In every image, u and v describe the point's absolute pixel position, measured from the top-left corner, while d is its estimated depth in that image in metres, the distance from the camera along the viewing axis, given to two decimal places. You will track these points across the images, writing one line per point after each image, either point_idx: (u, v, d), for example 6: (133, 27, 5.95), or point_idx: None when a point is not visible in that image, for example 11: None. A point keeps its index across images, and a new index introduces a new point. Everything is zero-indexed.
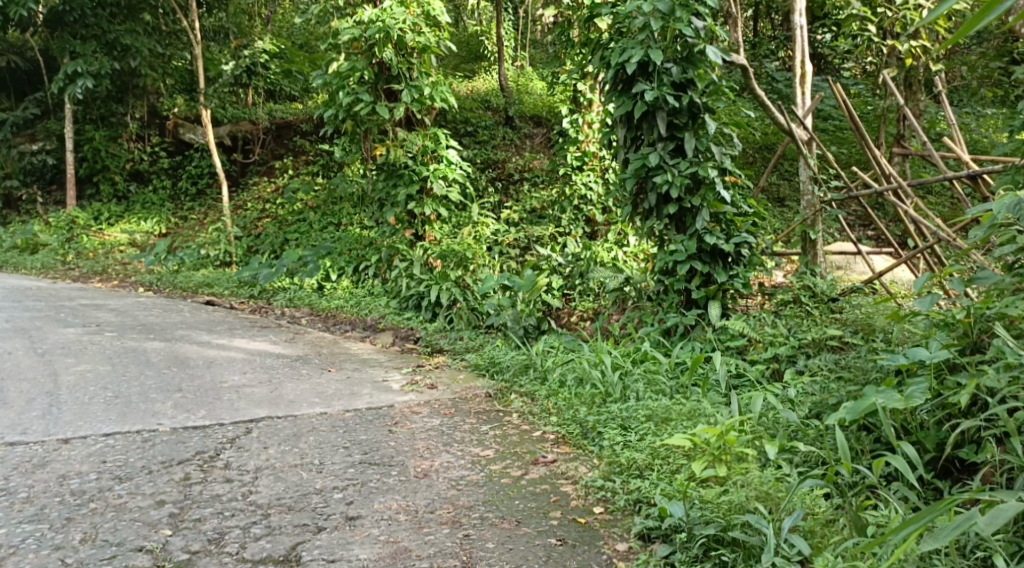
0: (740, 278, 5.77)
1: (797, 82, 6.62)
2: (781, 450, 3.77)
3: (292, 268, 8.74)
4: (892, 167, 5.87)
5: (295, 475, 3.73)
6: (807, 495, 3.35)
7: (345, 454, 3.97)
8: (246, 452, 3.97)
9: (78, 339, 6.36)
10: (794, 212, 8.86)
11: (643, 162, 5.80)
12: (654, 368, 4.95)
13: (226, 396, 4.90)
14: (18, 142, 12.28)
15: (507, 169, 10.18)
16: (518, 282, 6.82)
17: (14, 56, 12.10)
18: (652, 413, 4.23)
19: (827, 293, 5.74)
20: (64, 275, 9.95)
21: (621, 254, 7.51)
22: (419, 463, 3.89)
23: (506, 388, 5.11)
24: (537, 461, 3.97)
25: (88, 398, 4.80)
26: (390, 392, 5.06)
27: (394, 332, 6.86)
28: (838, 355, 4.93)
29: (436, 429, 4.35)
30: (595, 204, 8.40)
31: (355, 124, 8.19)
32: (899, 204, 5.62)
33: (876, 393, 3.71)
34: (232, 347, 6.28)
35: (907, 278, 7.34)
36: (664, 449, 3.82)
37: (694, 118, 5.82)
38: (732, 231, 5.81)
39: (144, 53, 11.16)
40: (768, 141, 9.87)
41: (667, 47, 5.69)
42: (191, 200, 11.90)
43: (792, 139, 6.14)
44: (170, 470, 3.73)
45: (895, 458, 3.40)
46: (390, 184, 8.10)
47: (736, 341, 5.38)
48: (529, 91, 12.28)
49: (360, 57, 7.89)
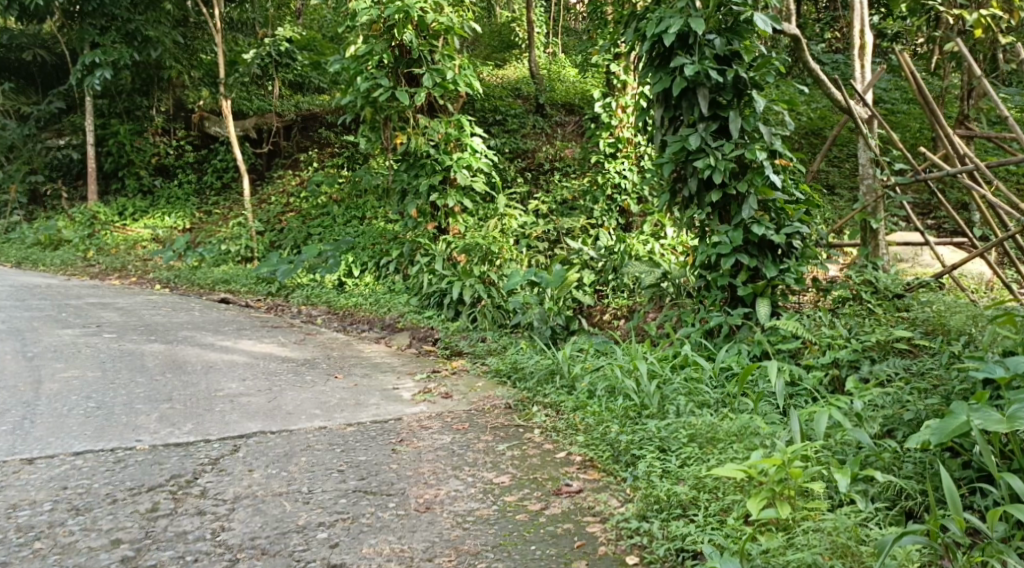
0: (792, 273, 5.17)
1: (855, 54, 5.99)
2: (854, 481, 3.23)
3: (311, 263, 8.25)
4: (965, 147, 5.18)
5: (276, 507, 3.22)
6: (902, 554, 2.78)
7: (339, 480, 3.44)
8: (226, 476, 3.46)
9: (74, 342, 5.90)
10: (847, 201, 8.21)
11: (682, 145, 5.20)
12: (695, 375, 4.40)
13: (218, 407, 4.39)
14: (44, 137, 12.01)
15: (537, 159, 9.62)
16: (546, 278, 6.25)
17: (40, 52, 11.72)
18: (696, 432, 3.66)
19: (891, 289, 5.16)
20: (83, 272, 9.57)
21: (658, 247, 6.86)
22: (421, 492, 3.36)
23: (529, 398, 4.54)
24: (560, 492, 3.42)
25: (66, 410, 4.33)
26: (400, 402, 4.53)
27: (413, 332, 6.35)
28: (909, 361, 4.38)
29: (446, 448, 3.81)
30: (629, 193, 7.81)
31: (375, 111, 7.64)
32: (974, 188, 4.90)
33: (969, 411, 3.20)
34: (236, 350, 5.80)
35: (977, 272, 6.71)
36: (711, 480, 3.27)
37: (740, 95, 5.19)
38: (783, 220, 5.19)
39: (166, 44, 10.87)
40: (816, 126, 9.23)
41: (709, 16, 5.09)
42: (215, 194, 11.47)
43: (851, 117, 5.49)
44: (134, 500, 3.24)
45: (1017, 508, 2.82)
46: (411, 174, 7.53)
47: (789, 343, 4.78)
48: (561, 79, 11.71)
49: (378, 40, 7.31)
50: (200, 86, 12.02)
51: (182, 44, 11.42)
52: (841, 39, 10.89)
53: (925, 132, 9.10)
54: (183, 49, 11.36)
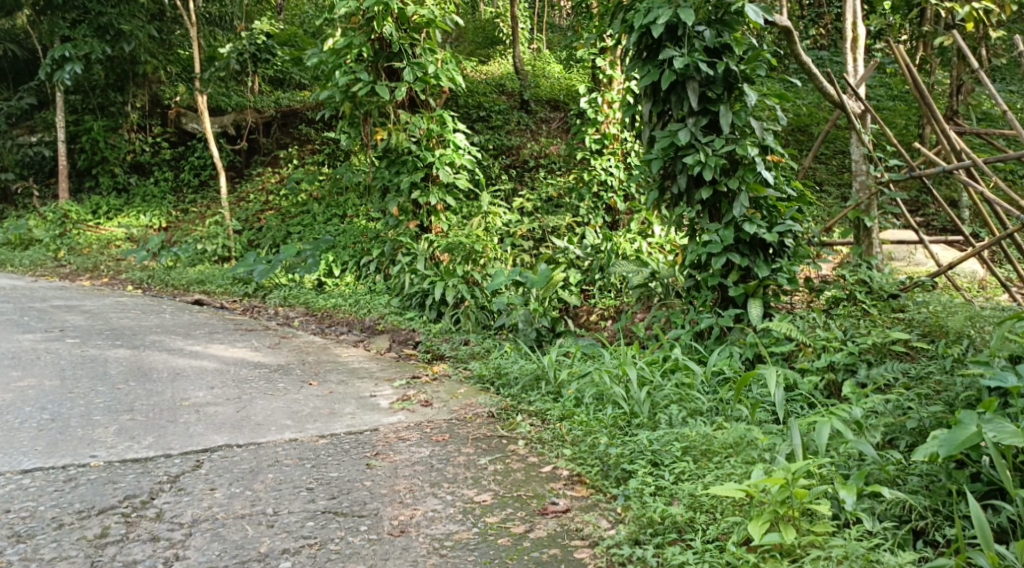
0: (784, 272, 4.97)
1: (848, 47, 5.78)
2: (859, 498, 3.05)
3: (289, 263, 7.96)
4: (962, 141, 4.98)
5: (238, 532, 3.01)
6: None
7: (307, 499, 3.22)
8: (186, 497, 3.24)
9: (35, 348, 5.61)
10: (838, 198, 8.03)
11: (671, 140, 4.97)
12: (686, 381, 4.17)
13: (183, 418, 4.15)
14: (17, 134, 11.66)
15: (522, 156, 9.40)
16: (531, 277, 6.02)
17: (12, 47, 11.35)
18: (690, 446, 3.46)
19: (885, 289, 4.95)
20: (54, 273, 9.27)
21: (645, 245, 6.64)
22: (397, 513, 3.14)
23: (512, 406, 4.31)
24: (546, 511, 3.20)
25: (18, 422, 4.07)
26: (377, 411, 4.29)
27: (392, 335, 6.10)
28: (907, 364, 4.18)
29: (424, 462, 3.57)
30: (616, 190, 7.57)
31: (354, 106, 7.36)
32: (972, 185, 4.67)
33: (979, 421, 3.00)
34: (206, 356, 5.53)
35: (971, 271, 6.54)
36: (707, 499, 3.10)
37: (730, 89, 4.98)
38: (775, 218, 4.98)
39: (140, 38, 10.36)
40: (803, 123, 9.05)
41: (699, 7, 4.87)
42: (193, 192, 11.17)
43: (844, 112, 5.27)
44: (82, 525, 3.04)
45: None
46: (392, 171, 7.25)
47: (782, 346, 4.56)
48: (546, 75, 11.46)
49: (358, 33, 7.01)
50: (177, 81, 11.56)
51: (158, 39, 10.93)
52: (826, 35, 10.71)
53: (913, 129, 8.94)
54: (160, 44, 10.98)
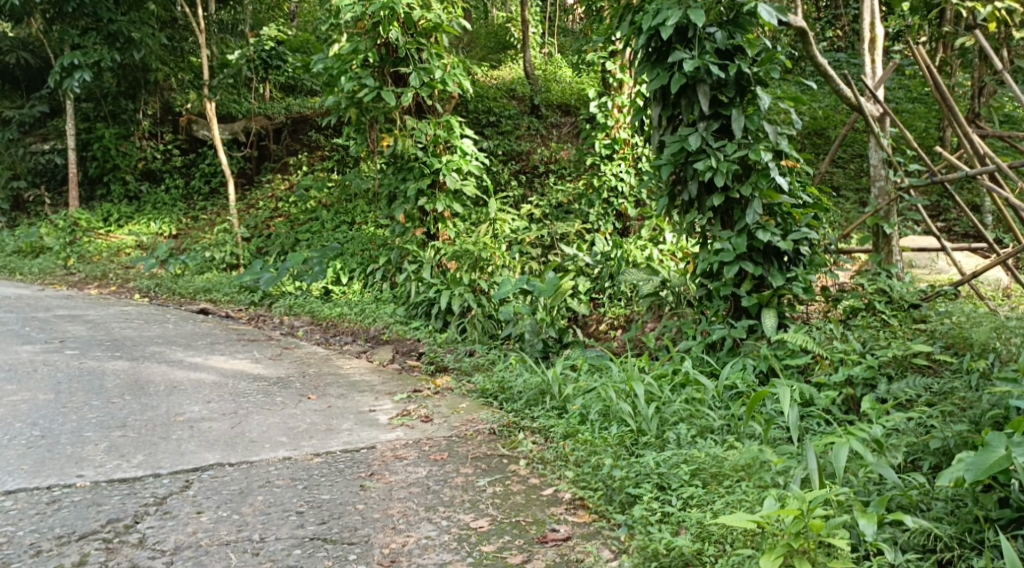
0: (799, 281, 4.78)
1: (866, 48, 5.58)
2: (878, 527, 2.88)
3: (296, 271, 7.82)
4: (984, 145, 4.79)
5: (221, 561, 2.88)
6: None
7: (296, 525, 3.09)
8: (171, 521, 3.11)
9: (34, 360, 5.48)
10: (855, 204, 7.82)
11: (681, 145, 4.80)
12: (697, 397, 4.01)
13: (175, 435, 4.01)
14: (29, 142, 11.60)
15: (532, 161, 9.25)
16: (539, 286, 5.84)
17: (24, 55, 11.28)
18: (699, 468, 3.30)
19: (906, 298, 4.74)
20: (63, 281, 9.18)
21: (656, 253, 6.47)
22: (388, 541, 3.00)
23: (515, 422, 4.14)
24: (546, 539, 3.05)
25: (7, 439, 3.94)
26: (375, 427, 4.14)
27: (395, 346, 5.96)
28: (929, 379, 3.99)
29: (421, 484, 3.42)
30: (627, 196, 7.39)
31: (360, 112, 7.21)
32: (996, 190, 4.48)
33: (1008, 444, 2.83)
34: (206, 368, 5.39)
35: (994, 278, 6.31)
36: (717, 527, 2.94)
37: (743, 92, 4.81)
38: (790, 225, 4.81)
39: (149, 45, 10.25)
40: (819, 126, 8.84)
41: (710, 8, 4.70)
42: (202, 200, 11.08)
43: (861, 115, 5.08)
44: (60, 552, 2.92)
45: None
46: (399, 177, 7.12)
47: (797, 358, 4.38)
48: (557, 79, 11.32)
49: (364, 38, 6.85)
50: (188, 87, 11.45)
51: (169, 46, 10.85)
52: (842, 37, 10.49)
53: (932, 132, 8.73)
54: (169, 51, 10.87)
